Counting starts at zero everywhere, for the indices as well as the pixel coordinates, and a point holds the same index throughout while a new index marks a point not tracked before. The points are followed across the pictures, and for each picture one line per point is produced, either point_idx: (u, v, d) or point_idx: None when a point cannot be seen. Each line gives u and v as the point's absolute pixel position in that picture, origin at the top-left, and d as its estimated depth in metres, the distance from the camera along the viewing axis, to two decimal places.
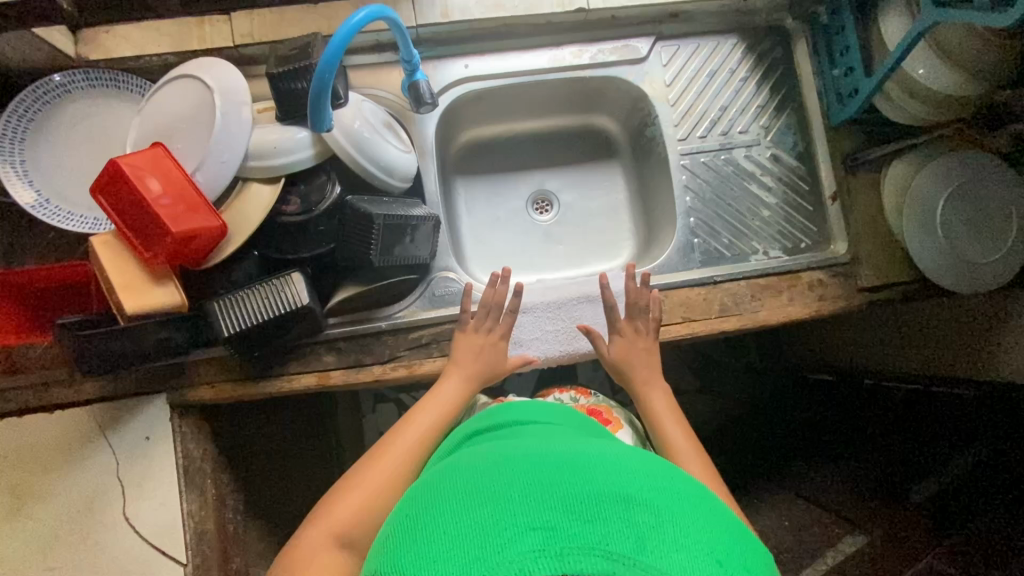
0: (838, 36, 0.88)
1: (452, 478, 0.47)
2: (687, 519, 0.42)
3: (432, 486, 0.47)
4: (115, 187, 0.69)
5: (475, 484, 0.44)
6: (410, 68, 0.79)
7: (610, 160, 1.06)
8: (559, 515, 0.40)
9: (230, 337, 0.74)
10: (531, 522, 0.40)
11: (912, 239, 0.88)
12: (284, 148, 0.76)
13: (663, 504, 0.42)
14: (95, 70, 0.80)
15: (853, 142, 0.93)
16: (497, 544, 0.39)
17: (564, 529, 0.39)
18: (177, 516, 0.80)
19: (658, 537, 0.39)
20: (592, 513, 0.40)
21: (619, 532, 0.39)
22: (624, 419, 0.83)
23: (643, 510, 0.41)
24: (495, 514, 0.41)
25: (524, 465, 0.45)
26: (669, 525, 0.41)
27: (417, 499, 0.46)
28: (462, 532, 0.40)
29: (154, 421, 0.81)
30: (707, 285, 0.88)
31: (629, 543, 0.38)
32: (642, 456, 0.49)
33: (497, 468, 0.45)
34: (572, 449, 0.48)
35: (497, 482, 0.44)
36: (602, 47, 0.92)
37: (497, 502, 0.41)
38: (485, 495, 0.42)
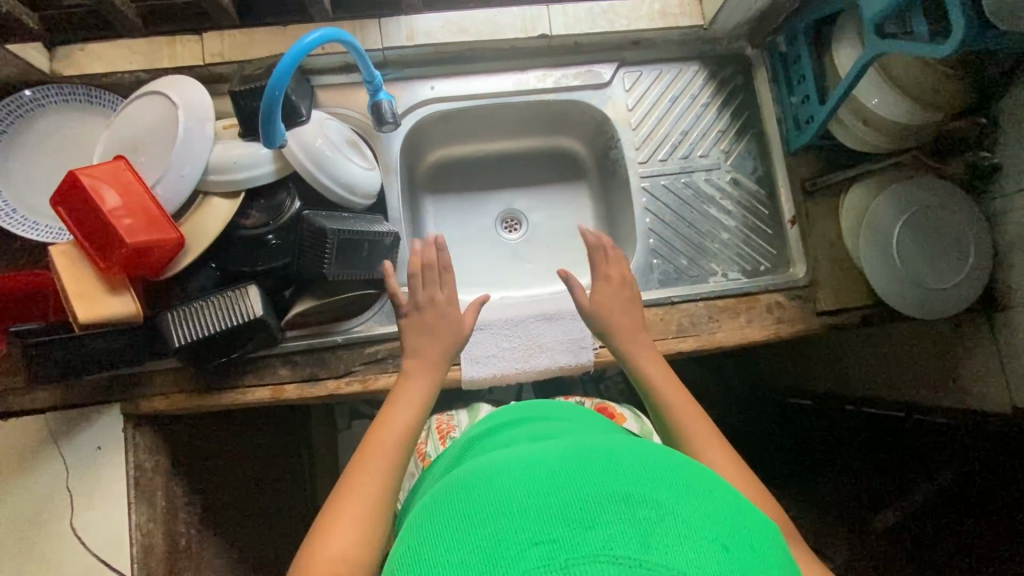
0: (794, 64, 0.91)
1: (449, 502, 0.47)
2: (686, 507, 0.43)
3: (431, 513, 0.48)
4: (74, 196, 0.71)
5: (473, 506, 0.44)
6: (372, 89, 0.81)
7: (577, 181, 1.08)
8: (560, 527, 0.40)
9: (181, 347, 0.75)
10: (532, 538, 0.40)
11: (869, 266, 0.88)
12: (243, 163, 0.77)
13: (662, 497, 0.43)
14: (68, 85, 0.83)
15: (812, 168, 0.95)
16: (503, 566, 0.39)
17: (566, 539, 0.40)
18: (124, 529, 0.79)
19: (661, 532, 0.40)
20: (593, 518, 0.41)
21: (622, 536, 0.39)
22: (628, 413, 0.91)
23: (643, 508, 0.42)
24: (497, 535, 0.41)
25: (518, 478, 0.46)
26: (673, 519, 0.41)
27: (419, 528, 0.47)
28: (467, 559, 0.40)
29: (107, 431, 0.81)
30: (664, 305, 0.89)
31: (634, 543, 0.39)
32: (636, 448, 0.50)
33: (493, 484, 0.46)
34: (565, 452, 0.49)
35: (494, 500, 0.44)
36: (566, 72, 0.95)
37: (497, 523, 0.42)
38: (485, 517, 0.43)
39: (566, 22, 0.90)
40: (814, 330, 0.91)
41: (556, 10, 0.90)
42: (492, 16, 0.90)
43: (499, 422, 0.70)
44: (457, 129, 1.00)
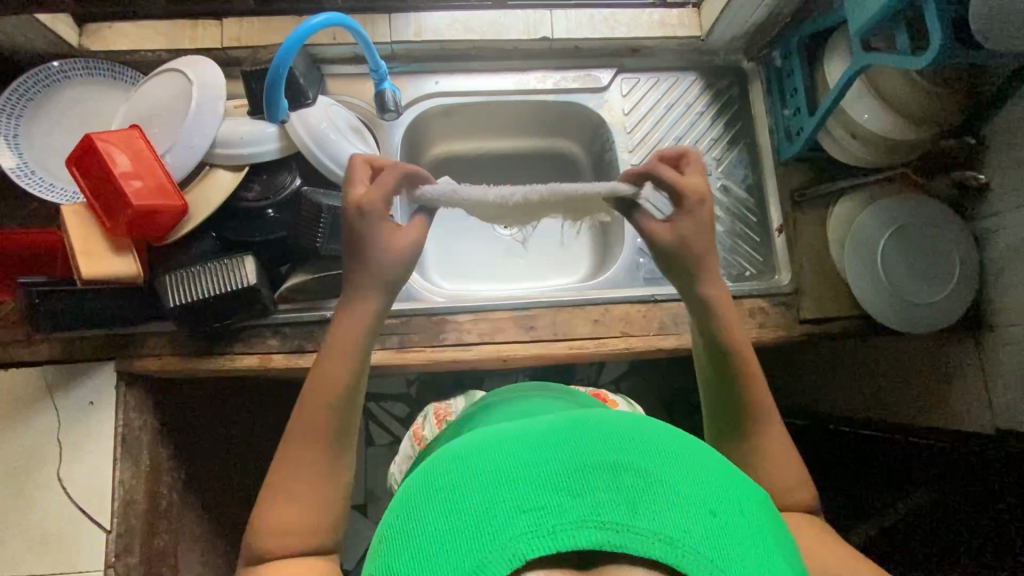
0: (788, 78, 0.93)
1: (439, 469, 0.49)
2: (672, 473, 0.44)
3: (422, 481, 0.49)
4: (88, 159, 0.75)
5: (462, 473, 0.46)
6: (377, 78, 0.86)
7: (573, 182, 1.10)
8: (548, 495, 0.42)
9: (176, 309, 0.78)
10: (521, 505, 0.42)
11: (854, 277, 0.90)
12: (249, 139, 0.81)
13: (649, 465, 0.45)
14: (94, 60, 0.88)
15: (802, 179, 0.96)
16: (492, 533, 0.41)
17: (554, 506, 0.41)
18: (108, 482, 0.81)
19: (648, 497, 0.42)
20: (580, 486, 0.42)
21: (608, 503, 0.41)
22: (623, 400, 0.93)
23: (630, 477, 0.43)
24: (485, 503, 0.43)
25: (506, 448, 0.47)
26: (659, 487, 0.43)
27: (411, 495, 0.48)
28: (456, 528, 0.42)
29: (99, 387, 0.84)
30: (648, 302, 0.91)
31: (620, 510, 0.41)
32: (623, 417, 0.51)
33: (482, 453, 0.48)
34: (552, 423, 0.51)
35: (483, 468, 0.46)
36: (565, 75, 0.98)
37: (486, 492, 0.43)
38: (473, 486, 0.44)
39: (567, 27, 0.94)
40: (796, 338, 0.91)
41: (558, 15, 0.94)
42: (498, 18, 0.94)
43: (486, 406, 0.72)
44: (459, 125, 1.04)
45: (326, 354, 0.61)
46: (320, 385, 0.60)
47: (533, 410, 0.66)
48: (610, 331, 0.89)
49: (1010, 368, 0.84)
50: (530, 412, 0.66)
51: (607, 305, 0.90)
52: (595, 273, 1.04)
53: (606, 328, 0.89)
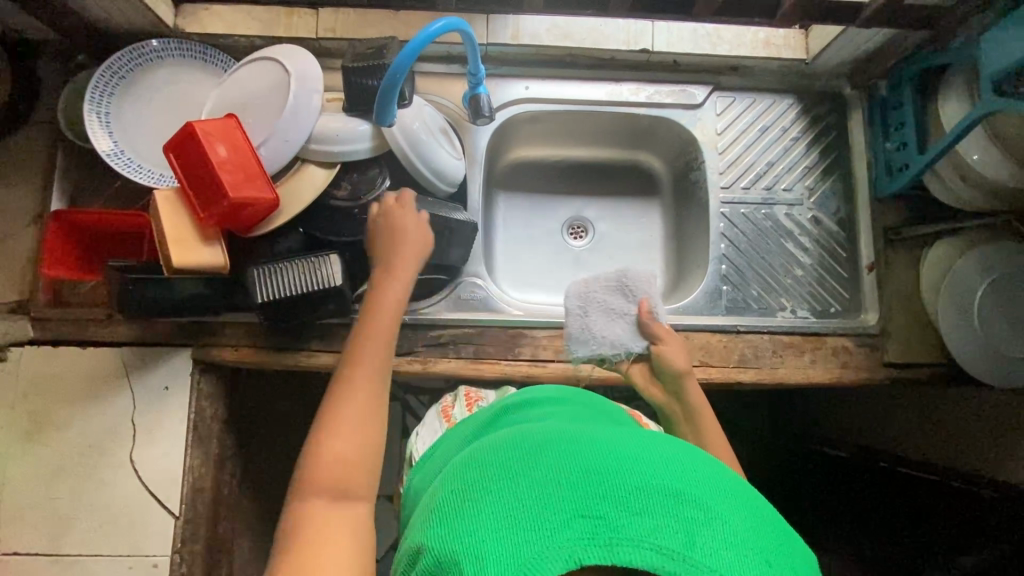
0: (894, 111, 0.89)
1: (494, 458, 0.48)
2: (732, 512, 0.42)
3: (478, 464, 0.49)
4: (187, 146, 0.74)
5: (518, 466, 0.46)
6: (474, 82, 0.83)
7: (650, 198, 1.07)
8: (607, 506, 0.41)
9: (263, 304, 0.77)
10: (578, 509, 0.41)
11: (946, 325, 0.86)
12: (343, 138, 0.80)
13: (713, 500, 0.42)
14: (187, 41, 0.87)
15: (897, 217, 0.93)
16: (548, 529, 0.40)
17: (612, 519, 0.40)
18: (180, 468, 0.82)
19: (709, 533, 0.40)
20: (641, 505, 0.41)
21: (668, 528, 0.40)
22: None
23: (694, 507, 0.41)
24: (544, 500, 0.42)
25: (569, 449, 0.46)
26: (720, 523, 0.41)
27: (466, 474, 0.49)
28: (512, 515, 0.42)
29: (175, 373, 0.84)
30: (729, 332, 0.88)
31: (680, 538, 0.39)
32: (687, 446, 0.49)
33: (546, 450, 0.47)
34: (614, 435, 0.49)
35: (544, 464, 0.45)
36: (659, 89, 0.95)
37: (546, 487, 0.43)
38: (533, 480, 0.44)
39: (669, 40, 0.91)
40: (878, 381, 0.89)
41: (660, 27, 0.91)
42: (597, 26, 0.91)
43: (543, 395, 0.70)
44: (541, 131, 1.01)
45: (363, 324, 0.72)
46: (369, 328, 0.71)
47: (589, 412, 0.65)
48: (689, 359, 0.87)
49: None
50: (586, 412, 0.65)
51: (688, 331, 0.87)
52: (669, 295, 1.01)
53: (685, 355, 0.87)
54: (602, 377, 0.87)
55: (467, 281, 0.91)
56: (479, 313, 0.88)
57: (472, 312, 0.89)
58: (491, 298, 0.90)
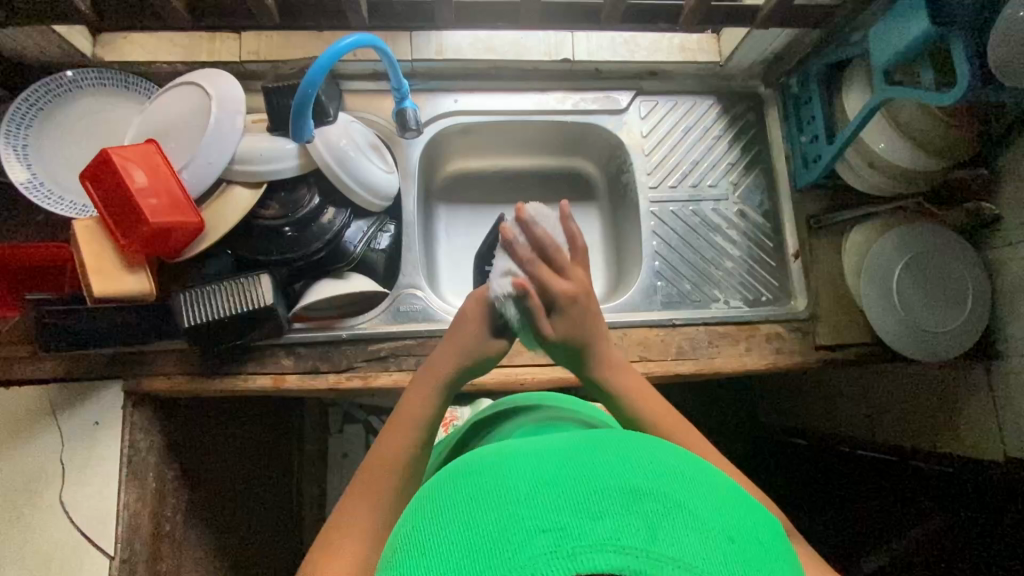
0: (805, 105, 0.94)
1: (451, 484, 0.44)
2: (691, 500, 0.39)
3: (433, 495, 0.44)
4: (104, 173, 0.73)
5: (473, 491, 0.41)
6: (399, 96, 0.85)
7: (587, 201, 1.10)
8: (567, 515, 0.37)
9: (189, 328, 0.76)
10: (541, 524, 0.37)
11: (871, 309, 0.90)
12: (268, 157, 0.80)
13: (668, 490, 0.40)
14: (108, 70, 0.86)
15: (817, 206, 0.98)
16: (509, 553, 0.36)
17: (573, 527, 0.36)
18: (113, 505, 0.79)
19: (667, 523, 0.37)
20: (600, 508, 0.37)
21: (629, 525, 0.36)
22: None
23: (650, 501, 0.38)
24: (504, 522, 0.38)
25: (523, 466, 0.42)
26: (680, 512, 0.38)
27: (421, 509, 0.43)
28: (472, 544, 0.37)
29: (106, 407, 0.81)
30: (666, 326, 0.90)
31: (641, 534, 0.36)
32: (639, 440, 0.46)
33: (501, 469, 0.43)
34: (567, 441, 0.46)
35: (501, 483, 0.41)
36: (584, 96, 0.98)
37: (506, 509, 0.38)
38: (492, 503, 0.39)
39: (589, 49, 0.95)
40: (812, 364, 0.92)
41: (580, 37, 0.95)
42: (519, 39, 0.94)
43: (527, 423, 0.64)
44: (476, 142, 1.03)
45: (388, 427, 0.64)
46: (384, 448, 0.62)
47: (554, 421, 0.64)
48: (628, 354, 0.88)
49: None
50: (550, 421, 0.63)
51: (626, 328, 0.89)
52: (612, 293, 1.03)
53: (624, 352, 0.88)
54: (545, 380, 0.88)
55: (405, 292, 0.89)
56: (420, 323, 0.87)
57: (413, 323, 0.87)
58: (430, 307, 0.89)
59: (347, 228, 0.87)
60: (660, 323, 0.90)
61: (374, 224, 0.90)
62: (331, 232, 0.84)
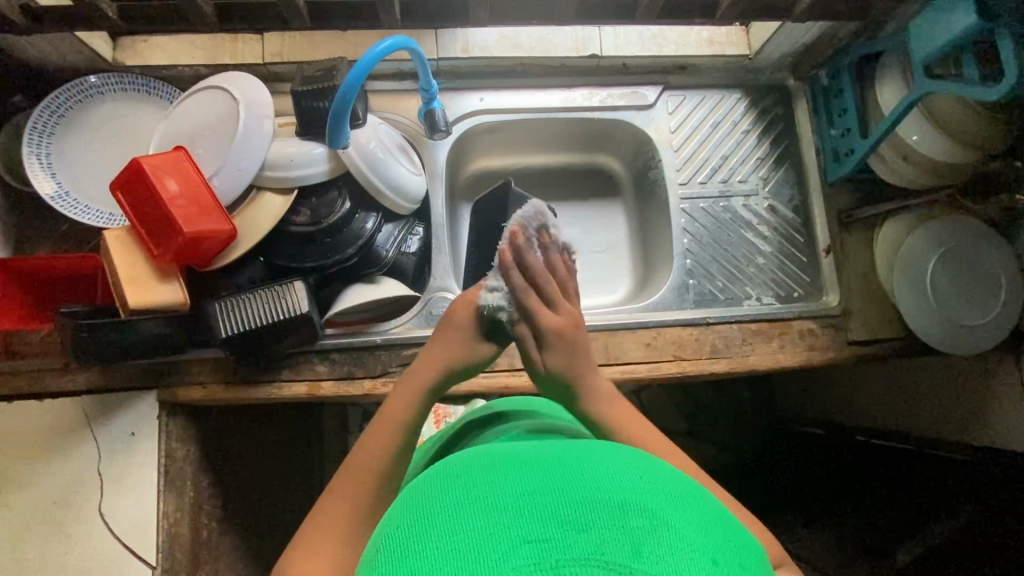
0: (837, 98, 0.93)
1: (441, 486, 0.42)
2: (679, 519, 0.37)
3: (419, 495, 0.42)
4: (135, 182, 0.72)
5: (462, 493, 0.40)
6: (427, 97, 0.84)
7: (612, 198, 1.09)
8: (553, 526, 0.35)
9: (227, 338, 0.76)
10: (526, 535, 0.35)
11: (904, 304, 0.90)
12: (299, 162, 0.79)
13: (657, 508, 0.37)
14: (130, 75, 0.84)
15: (848, 200, 0.97)
16: (491, 561, 0.33)
17: (558, 539, 0.34)
18: (153, 515, 0.79)
19: (655, 541, 0.35)
20: (586, 521, 0.35)
21: (615, 541, 0.34)
22: None
23: (638, 516, 0.36)
24: (489, 528, 0.36)
25: (512, 473, 0.41)
26: (667, 530, 0.36)
27: (405, 511, 0.41)
28: (454, 547, 0.35)
29: (141, 418, 0.81)
30: (699, 325, 0.90)
31: (627, 551, 0.34)
32: (629, 457, 0.44)
33: (490, 475, 0.41)
34: (552, 452, 0.44)
35: (489, 488, 0.39)
36: (611, 92, 0.97)
37: (492, 515, 0.36)
38: (477, 510, 0.37)
39: (617, 44, 0.93)
40: (845, 359, 0.91)
41: (607, 32, 0.93)
42: (546, 34, 0.93)
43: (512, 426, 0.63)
44: (501, 141, 1.02)
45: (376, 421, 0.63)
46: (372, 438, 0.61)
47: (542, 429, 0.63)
48: (662, 354, 0.88)
49: None
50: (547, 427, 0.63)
51: (660, 328, 0.89)
52: (642, 291, 1.02)
53: (658, 351, 0.88)
54: None
55: (436, 296, 0.89)
56: None
57: None
58: None
59: (379, 232, 0.86)
60: (694, 322, 0.90)
61: (403, 227, 0.89)
62: (363, 237, 0.84)
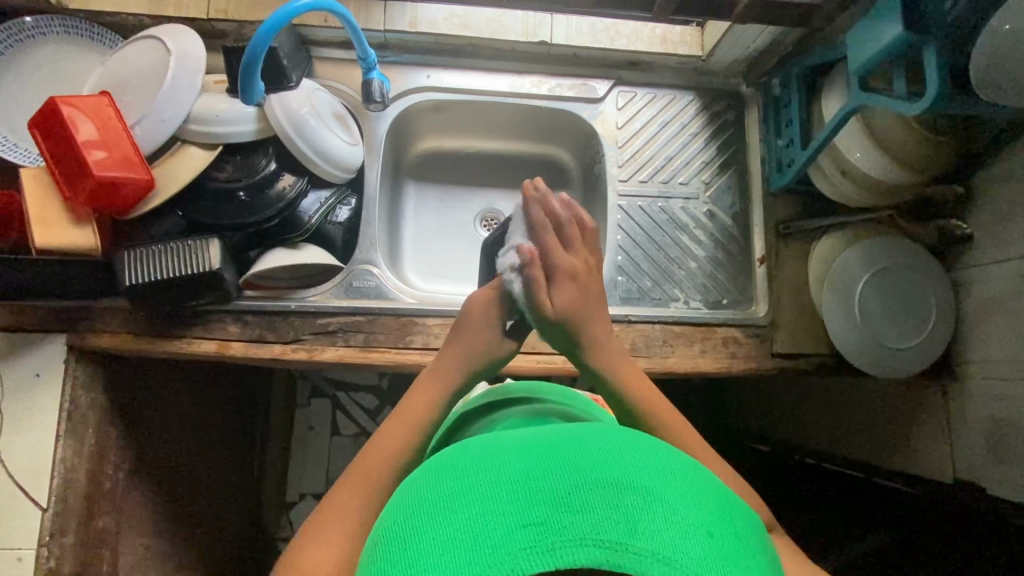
0: (785, 108, 0.92)
1: (431, 476, 0.42)
2: (675, 495, 0.37)
3: (415, 484, 0.42)
4: (51, 122, 0.72)
5: (455, 480, 0.39)
6: (365, 66, 0.83)
7: (560, 190, 1.08)
8: (548, 509, 0.35)
9: (130, 287, 0.75)
10: (522, 519, 0.35)
11: (830, 321, 0.88)
12: (225, 118, 0.79)
13: (650, 483, 0.38)
14: (72, 18, 0.84)
15: (788, 212, 0.96)
16: (490, 547, 0.34)
17: (555, 522, 0.35)
18: (49, 458, 0.79)
19: (649, 518, 0.35)
20: (580, 501, 0.36)
21: (609, 521, 0.35)
22: None
23: (630, 494, 0.36)
24: (485, 515, 0.36)
25: (506, 454, 0.41)
26: (659, 503, 0.36)
27: (400, 505, 0.41)
28: (445, 536, 0.35)
29: (48, 360, 0.81)
30: (621, 322, 0.89)
31: (620, 528, 0.34)
32: (629, 432, 0.43)
33: (482, 459, 0.41)
34: (558, 429, 0.44)
35: (485, 474, 0.39)
36: (561, 82, 0.96)
37: (486, 504, 0.36)
38: (472, 497, 0.37)
39: (568, 33, 0.92)
40: (767, 371, 0.91)
41: (559, 19, 0.92)
42: (497, 17, 0.92)
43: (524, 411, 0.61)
44: (449, 121, 1.01)
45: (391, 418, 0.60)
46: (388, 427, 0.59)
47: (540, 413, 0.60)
48: None
49: (974, 420, 0.84)
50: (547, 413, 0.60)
51: None
52: None
53: None
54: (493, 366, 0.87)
55: (359, 268, 0.88)
56: (371, 300, 0.86)
57: (364, 299, 0.86)
58: (384, 285, 0.88)
59: (304, 197, 0.85)
60: (616, 318, 0.89)
61: (334, 196, 0.88)
62: (285, 201, 0.83)
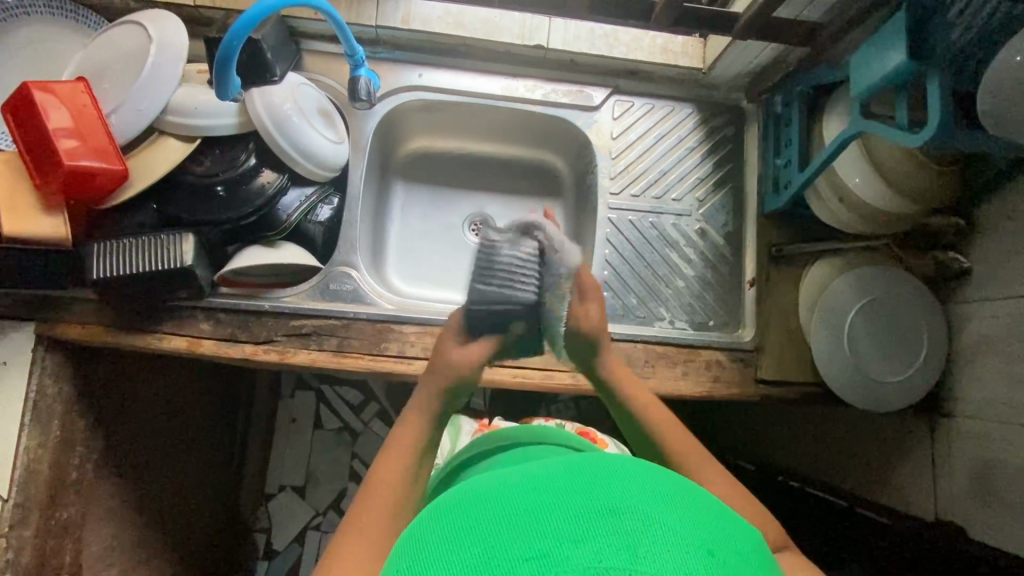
0: (785, 127, 0.89)
1: (431, 523, 0.40)
2: (674, 516, 0.35)
3: (416, 532, 0.40)
4: (24, 107, 0.70)
5: (457, 525, 0.38)
6: (353, 63, 0.81)
7: (552, 197, 1.06)
8: (549, 541, 0.33)
9: (99, 279, 0.74)
10: (524, 553, 0.33)
11: (818, 350, 0.86)
12: (204, 111, 0.77)
13: (651, 509, 0.36)
14: None
15: (783, 234, 0.93)
16: None
17: (554, 553, 0.33)
18: (13, 447, 0.78)
19: (650, 542, 0.33)
20: (581, 532, 0.33)
21: (610, 548, 0.32)
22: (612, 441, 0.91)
23: (631, 521, 0.34)
24: (485, 554, 0.34)
25: (509, 495, 0.39)
26: (662, 529, 0.34)
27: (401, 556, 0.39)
28: None
29: (16, 348, 0.80)
30: None
31: (622, 553, 0.32)
32: (635, 464, 0.42)
33: (483, 503, 0.39)
34: (562, 465, 0.43)
35: (483, 516, 0.38)
36: (556, 87, 0.93)
37: (487, 542, 0.35)
38: (472, 538, 0.36)
39: (565, 38, 0.90)
40: (749, 397, 0.88)
41: (557, 23, 0.90)
42: (493, 17, 0.89)
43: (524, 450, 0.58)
44: (441, 122, 0.99)
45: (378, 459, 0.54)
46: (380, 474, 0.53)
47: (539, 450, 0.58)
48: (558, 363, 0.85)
49: (960, 460, 0.82)
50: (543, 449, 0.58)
51: None
52: None
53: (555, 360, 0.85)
54: None
55: (338, 270, 0.86)
56: (347, 304, 0.84)
57: (340, 303, 0.84)
58: (361, 289, 0.86)
59: (284, 194, 0.83)
60: None
61: (316, 194, 0.86)
62: (263, 198, 0.81)
